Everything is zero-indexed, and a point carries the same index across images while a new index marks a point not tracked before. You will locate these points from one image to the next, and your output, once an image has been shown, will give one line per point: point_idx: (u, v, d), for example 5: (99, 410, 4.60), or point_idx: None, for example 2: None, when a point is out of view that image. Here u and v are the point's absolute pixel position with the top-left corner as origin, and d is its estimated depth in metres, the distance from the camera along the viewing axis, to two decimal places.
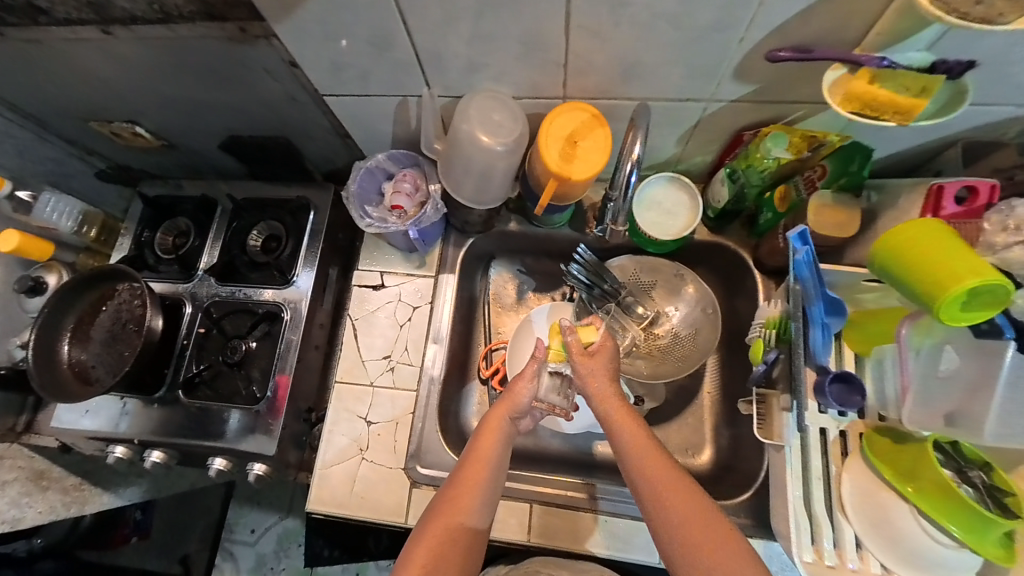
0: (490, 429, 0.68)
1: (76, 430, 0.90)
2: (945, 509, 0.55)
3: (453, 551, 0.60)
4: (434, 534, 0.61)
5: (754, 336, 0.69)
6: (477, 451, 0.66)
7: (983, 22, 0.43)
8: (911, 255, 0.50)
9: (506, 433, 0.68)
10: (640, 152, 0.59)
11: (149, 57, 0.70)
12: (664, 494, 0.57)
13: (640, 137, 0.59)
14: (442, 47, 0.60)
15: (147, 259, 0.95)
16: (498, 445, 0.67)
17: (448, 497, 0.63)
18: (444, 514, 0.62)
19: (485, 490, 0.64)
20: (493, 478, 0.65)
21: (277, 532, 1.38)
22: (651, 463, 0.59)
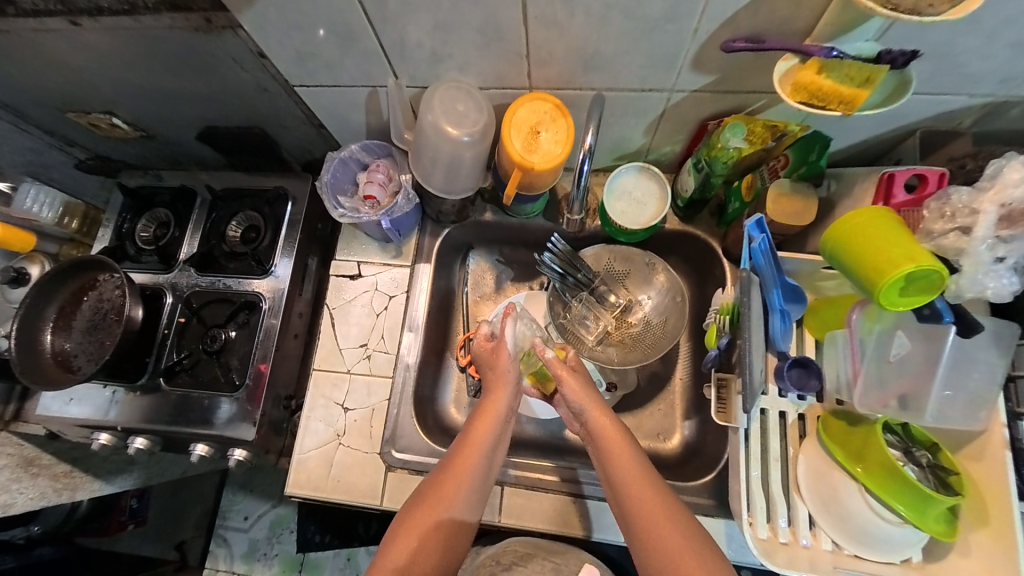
0: (490, 412, 0.69)
1: (61, 417, 0.91)
2: (889, 487, 0.57)
3: (435, 545, 0.61)
4: (419, 520, 0.61)
5: (711, 322, 0.72)
6: (472, 437, 0.66)
7: (912, 14, 0.44)
8: (856, 242, 0.52)
9: (502, 417, 0.69)
10: (592, 141, 0.60)
11: (118, 46, 0.71)
12: (649, 516, 0.58)
13: (593, 126, 0.60)
14: (405, 38, 0.61)
15: (127, 250, 0.96)
16: (492, 430, 0.68)
17: (439, 480, 0.64)
18: (429, 503, 0.62)
19: (473, 476, 0.65)
20: (482, 468, 0.66)
21: (271, 518, 1.42)
22: (639, 486, 0.60)
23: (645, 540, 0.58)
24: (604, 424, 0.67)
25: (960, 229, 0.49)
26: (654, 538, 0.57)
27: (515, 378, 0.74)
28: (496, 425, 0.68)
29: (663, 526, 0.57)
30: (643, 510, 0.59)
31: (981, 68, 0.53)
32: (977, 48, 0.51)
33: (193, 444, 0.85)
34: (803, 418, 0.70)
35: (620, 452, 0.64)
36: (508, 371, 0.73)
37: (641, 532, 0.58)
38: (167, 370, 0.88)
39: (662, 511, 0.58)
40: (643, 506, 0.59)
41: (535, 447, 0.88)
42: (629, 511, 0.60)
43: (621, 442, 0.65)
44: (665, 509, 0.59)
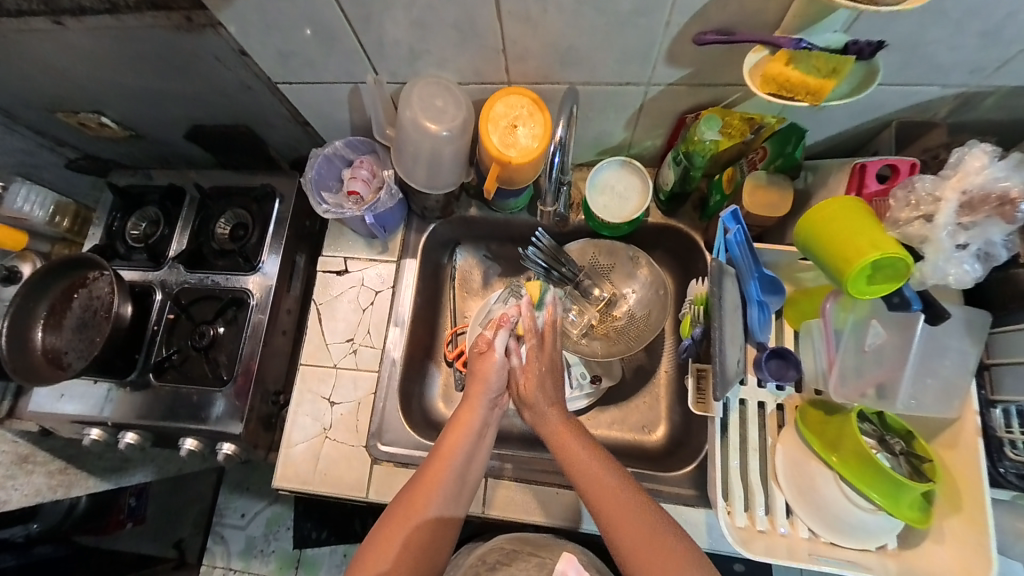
0: (461, 424, 0.69)
1: (53, 413, 0.92)
2: (864, 475, 0.58)
3: (418, 546, 0.62)
4: (399, 519, 0.63)
5: (687, 311, 0.72)
6: (446, 443, 0.67)
7: (868, 4, 0.45)
8: (824, 232, 0.53)
9: (476, 429, 0.69)
10: (562, 134, 0.64)
11: (102, 46, 0.71)
12: (608, 507, 0.60)
13: (564, 120, 0.63)
14: (382, 35, 0.62)
15: (118, 248, 0.97)
16: (466, 441, 0.68)
17: (415, 484, 0.65)
18: (404, 508, 0.63)
19: (450, 482, 0.65)
20: (460, 470, 0.67)
21: (265, 517, 1.45)
22: (598, 476, 0.63)
23: (613, 528, 0.59)
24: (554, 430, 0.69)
25: (926, 217, 0.50)
26: (618, 528, 0.59)
27: (495, 389, 0.73)
28: (468, 436, 0.68)
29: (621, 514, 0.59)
30: (607, 503, 0.60)
31: (951, 59, 0.54)
32: (943, 39, 0.51)
33: (183, 438, 0.86)
34: (782, 408, 0.70)
35: (573, 447, 0.66)
36: (490, 376, 0.73)
37: (606, 517, 0.60)
38: (156, 366, 0.89)
39: (623, 507, 0.60)
40: (602, 498, 0.61)
41: (521, 440, 0.89)
42: (601, 510, 0.61)
43: (574, 440, 0.67)
44: (621, 496, 0.61)
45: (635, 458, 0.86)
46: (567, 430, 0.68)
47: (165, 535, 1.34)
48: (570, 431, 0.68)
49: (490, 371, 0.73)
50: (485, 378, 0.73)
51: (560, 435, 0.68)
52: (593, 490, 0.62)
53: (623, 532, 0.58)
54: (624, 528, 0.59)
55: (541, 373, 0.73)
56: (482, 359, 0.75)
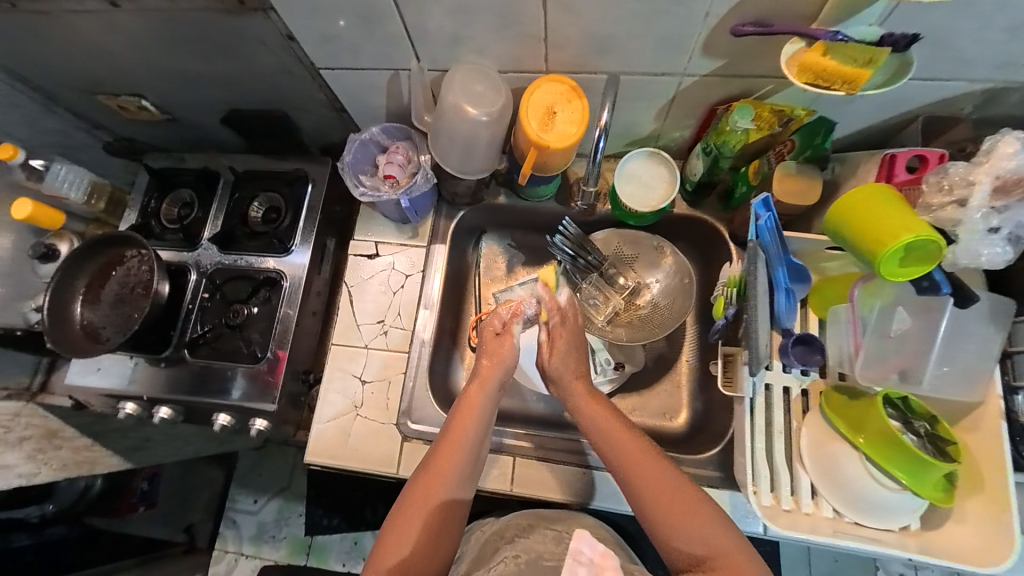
0: (469, 405, 0.71)
1: (87, 386, 0.95)
2: (890, 455, 0.61)
3: (433, 525, 0.63)
4: (417, 501, 0.64)
5: (718, 295, 0.73)
6: (456, 428, 0.69)
7: None
8: (856, 215, 0.55)
9: (485, 410, 0.71)
10: (607, 118, 0.63)
11: (151, 29, 0.73)
12: (628, 457, 0.64)
13: (609, 104, 0.63)
14: (427, 21, 0.64)
15: (152, 228, 0.99)
16: (475, 425, 0.70)
17: (424, 474, 0.66)
18: (420, 490, 0.65)
19: (464, 463, 0.67)
20: (472, 447, 0.68)
21: (275, 506, 1.47)
22: (618, 435, 0.67)
23: (638, 485, 0.62)
24: (581, 395, 0.74)
25: (957, 203, 0.52)
26: (640, 479, 0.62)
27: (500, 377, 0.76)
28: (477, 416, 0.71)
29: (641, 463, 0.63)
30: (625, 450, 0.65)
31: (978, 53, 0.56)
32: (974, 33, 0.53)
33: (216, 413, 0.89)
34: (806, 394, 0.72)
35: (596, 412, 0.71)
36: (500, 359, 0.76)
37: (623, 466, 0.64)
38: (190, 343, 0.91)
39: (647, 460, 0.64)
40: (624, 451, 0.65)
41: (545, 423, 0.91)
42: (623, 469, 0.64)
43: (599, 405, 0.72)
44: (641, 449, 0.65)
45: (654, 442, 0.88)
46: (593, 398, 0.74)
47: (176, 519, 1.40)
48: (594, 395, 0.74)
49: (502, 347, 0.77)
50: (497, 360, 0.76)
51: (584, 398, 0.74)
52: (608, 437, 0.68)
53: (640, 480, 0.62)
54: (644, 477, 0.62)
55: (566, 348, 0.78)
56: (495, 339, 0.79)
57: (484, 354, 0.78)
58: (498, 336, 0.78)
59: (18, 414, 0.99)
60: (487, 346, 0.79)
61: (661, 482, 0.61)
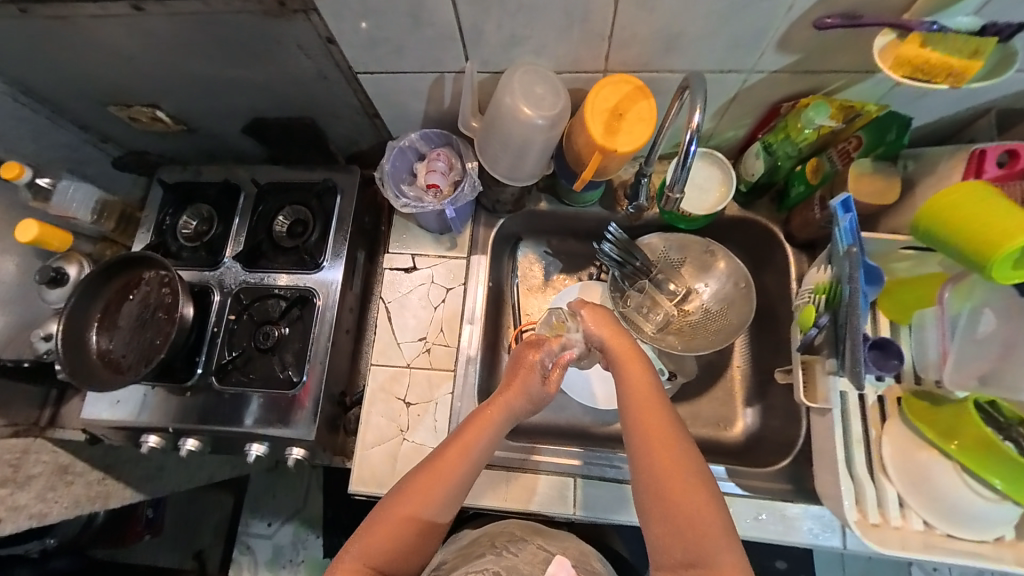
0: (485, 417, 0.67)
1: (100, 421, 0.87)
2: (987, 463, 0.57)
3: (405, 539, 0.60)
4: (396, 511, 0.60)
5: (804, 303, 0.68)
6: (463, 438, 0.65)
7: None
8: (959, 215, 0.52)
9: (499, 425, 0.67)
10: (698, 119, 0.56)
11: (177, 34, 0.68)
12: (652, 453, 0.57)
13: (698, 105, 0.56)
14: (485, 21, 0.60)
15: (169, 246, 0.93)
16: (485, 437, 0.66)
17: (408, 488, 0.61)
18: (409, 494, 0.61)
19: (454, 481, 0.63)
20: (470, 468, 0.64)
21: (290, 529, 1.33)
22: (648, 409, 0.61)
23: (649, 480, 0.57)
24: (621, 347, 0.68)
25: None
26: (654, 470, 0.57)
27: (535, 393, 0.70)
28: (490, 431, 0.66)
29: (665, 458, 0.57)
30: (650, 437, 0.58)
31: None
32: None
33: (248, 444, 0.83)
34: (882, 399, 0.70)
35: (635, 371, 0.65)
36: (530, 387, 0.70)
37: (641, 460, 0.58)
38: (219, 369, 0.85)
39: (675, 458, 0.57)
40: (649, 435, 0.59)
41: (597, 438, 0.88)
42: (642, 470, 0.58)
43: (637, 368, 0.66)
44: (668, 439, 0.58)
45: (713, 454, 0.85)
46: (635, 355, 0.67)
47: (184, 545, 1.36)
48: (636, 355, 0.67)
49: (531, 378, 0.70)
50: (526, 385, 0.70)
51: (626, 359, 0.67)
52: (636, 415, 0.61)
53: (658, 476, 0.56)
54: (656, 480, 0.56)
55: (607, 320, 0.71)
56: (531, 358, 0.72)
57: (521, 368, 0.72)
58: (537, 375, 0.71)
59: (28, 449, 0.89)
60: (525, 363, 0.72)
61: (680, 480, 0.55)
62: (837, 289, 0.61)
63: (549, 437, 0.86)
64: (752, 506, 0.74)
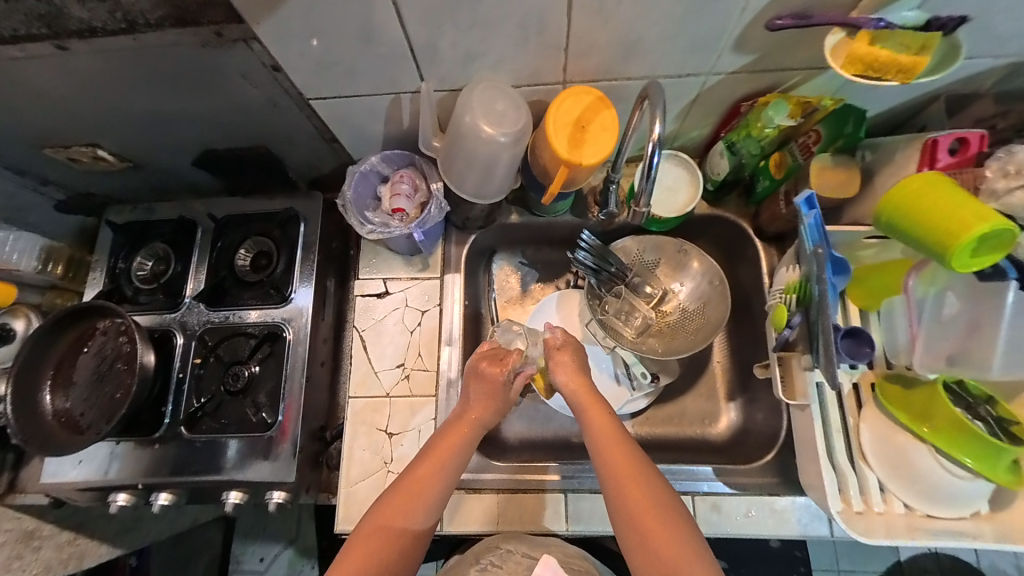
0: (461, 429, 0.68)
1: (63, 483, 0.82)
2: (958, 443, 0.59)
3: (389, 554, 0.59)
4: (377, 526, 0.60)
5: (775, 303, 0.68)
6: (438, 451, 0.66)
7: None
8: (917, 208, 0.53)
9: (472, 438, 0.68)
10: (660, 129, 0.56)
11: (111, 71, 0.64)
12: (620, 476, 0.60)
13: (659, 115, 0.55)
14: (438, 39, 0.58)
15: (124, 291, 0.88)
16: (459, 449, 0.67)
17: (387, 500, 0.62)
18: (392, 508, 0.61)
19: (433, 495, 0.63)
20: (446, 483, 0.65)
21: (286, 559, 1.27)
22: (611, 441, 0.63)
23: (621, 503, 0.59)
24: (583, 391, 0.69)
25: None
26: (624, 494, 0.59)
27: (506, 394, 0.72)
28: (466, 441, 0.68)
29: (633, 484, 0.59)
30: (617, 468, 0.61)
31: (1011, 29, 0.55)
32: (1011, 9, 0.52)
33: (224, 493, 0.79)
34: (857, 386, 0.72)
35: (597, 412, 0.67)
36: (497, 384, 0.71)
37: (620, 505, 0.59)
38: (188, 418, 0.81)
39: (646, 503, 0.58)
40: (615, 462, 0.61)
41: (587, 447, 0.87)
42: (614, 493, 0.60)
43: (598, 406, 0.68)
44: (632, 464, 0.61)
45: (702, 453, 0.85)
46: (593, 400, 0.68)
47: None
48: (598, 402, 0.68)
49: (498, 376, 0.70)
50: (495, 393, 0.71)
51: (588, 402, 0.68)
52: (606, 460, 0.62)
53: (635, 510, 0.58)
54: (626, 502, 0.59)
55: (574, 359, 0.72)
56: (491, 371, 0.71)
57: (476, 384, 0.71)
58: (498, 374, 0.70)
59: None
60: (480, 375, 0.71)
61: (647, 500, 0.58)
62: (809, 290, 0.61)
63: (539, 453, 0.85)
64: (743, 503, 0.74)
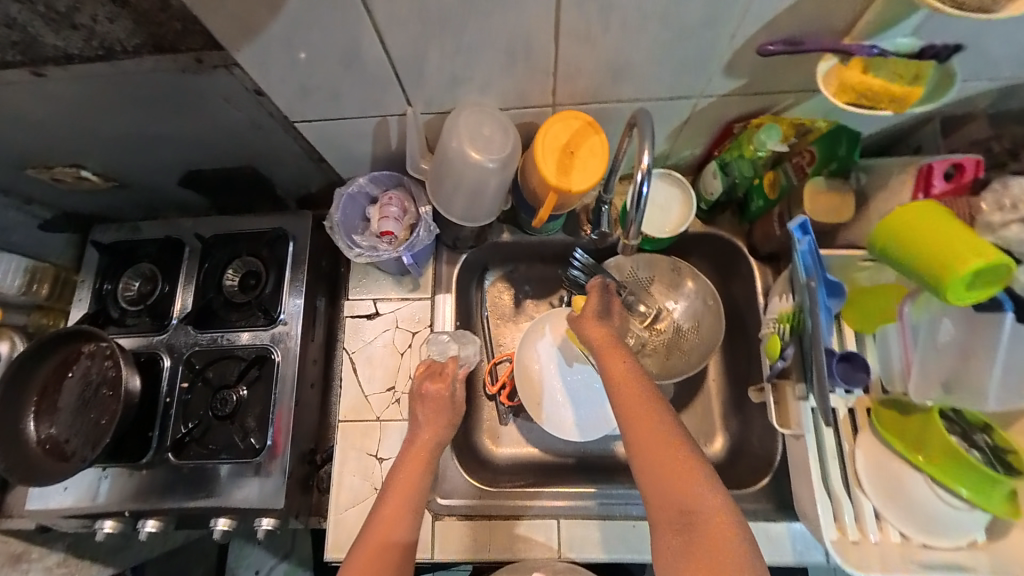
0: (416, 457, 0.69)
1: (50, 510, 0.81)
2: (954, 473, 0.59)
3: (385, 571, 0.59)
4: (370, 553, 0.60)
5: (768, 333, 0.67)
6: (403, 481, 0.66)
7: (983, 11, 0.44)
8: (911, 237, 0.52)
9: (429, 458, 0.69)
10: (649, 159, 0.54)
11: (90, 96, 0.63)
12: (636, 419, 0.59)
13: (647, 145, 0.54)
14: (422, 64, 0.57)
15: (110, 313, 0.87)
16: (420, 473, 0.68)
17: (380, 514, 0.63)
18: (377, 531, 0.62)
19: (409, 516, 0.64)
20: (418, 508, 0.65)
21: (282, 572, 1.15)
22: (630, 385, 0.62)
23: (638, 445, 0.58)
24: (605, 343, 0.68)
25: (1022, 219, 0.53)
26: (640, 436, 0.58)
27: (450, 415, 0.74)
28: (426, 466, 0.68)
29: (651, 425, 0.58)
30: (634, 411, 0.60)
31: (1006, 53, 0.54)
32: (1006, 34, 0.51)
33: (212, 519, 0.77)
34: (852, 412, 0.70)
35: (618, 361, 0.65)
36: (441, 402, 0.74)
37: (637, 449, 0.58)
38: (175, 444, 0.79)
39: (664, 447, 0.57)
40: (634, 405, 0.60)
41: (580, 468, 0.85)
42: (631, 434, 0.59)
43: (619, 355, 0.66)
44: (651, 407, 0.60)
45: None
46: (615, 350, 0.67)
47: None
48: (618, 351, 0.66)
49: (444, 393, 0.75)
50: (443, 408, 0.74)
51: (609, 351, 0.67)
52: (626, 405, 0.61)
53: (651, 450, 0.57)
54: (645, 442, 0.58)
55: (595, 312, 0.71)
56: (434, 389, 0.75)
57: (423, 405, 0.74)
58: (443, 393, 0.75)
59: None
60: (425, 396, 0.75)
61: (664, 441, 0.57)
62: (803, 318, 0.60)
63: (533, 475, 0.84)
64: None
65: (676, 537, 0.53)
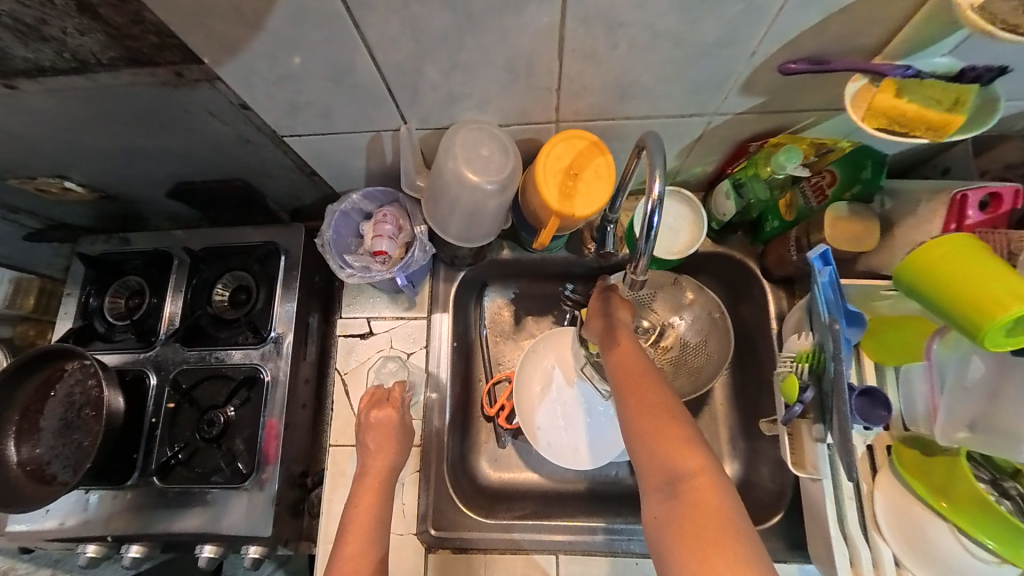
0: (372, 489, 0.66)
1: (33, 533, 0.77)
2: (978, 522, 0.54)
3: None
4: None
5: (783, 370, 0.63)
6: (358, 521, 0.62)
7: None
8: (941, 275, 0.48)
9: (386, 481, 0.68)
10: (660, 188, 0.50)
11: (68, 109, 0.60)
12: (631, 390, 0.56)
13: (658, 172, 0.50)
14: (416, 81, 0.53)
15: (97, 328, 0.84)
16: (375, 509, 0.64)
17: (341, 555, 0.58)
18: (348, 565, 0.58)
19: (371, 555, 0.59)
20: (378, 546, 0.61)
21: None
22: (630, 364, 0.59)
23: (631, 417, 0.54)
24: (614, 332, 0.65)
25: None
26: (634, 408, 0.55)
27: (404, 436, 0.73)
28: (382, 496, 0.66)
29: (646, 396, 0.55)
30: (630, 385, 0.57)
31: None
32: None
33: (198, 546, 0.75)
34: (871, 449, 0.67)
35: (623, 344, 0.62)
36: (392, 426, 0.72)
37: (630, 414, 0.55)
38: (161, 467, 0.77)
39: (655, 410, 0.53)
40: (632, 380, 0.57)
41: (581, 497, 0.82)
42: (626, 408, 0.56)
43: (624, 339, 0.63)
44: (648, 381, 0.56)
45: None
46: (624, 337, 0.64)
47: None
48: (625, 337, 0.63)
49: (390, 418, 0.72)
50: (393, 433, 0.72)
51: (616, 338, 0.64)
52: (624, 382, 0.58)
53: (643, 419, 0.53)
54: (638, 413, 0.54)
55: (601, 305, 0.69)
56: (384, 415, 0.73)
57: (372, 434, 0.71)
58: (394, 417, 0.72)
59: None
60: (374, 425, 0.72)
61: (658, 410, 0.53)
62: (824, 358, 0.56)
63: (531, 504, 0.80)
64: None
65: (663, 504, 0.48)
